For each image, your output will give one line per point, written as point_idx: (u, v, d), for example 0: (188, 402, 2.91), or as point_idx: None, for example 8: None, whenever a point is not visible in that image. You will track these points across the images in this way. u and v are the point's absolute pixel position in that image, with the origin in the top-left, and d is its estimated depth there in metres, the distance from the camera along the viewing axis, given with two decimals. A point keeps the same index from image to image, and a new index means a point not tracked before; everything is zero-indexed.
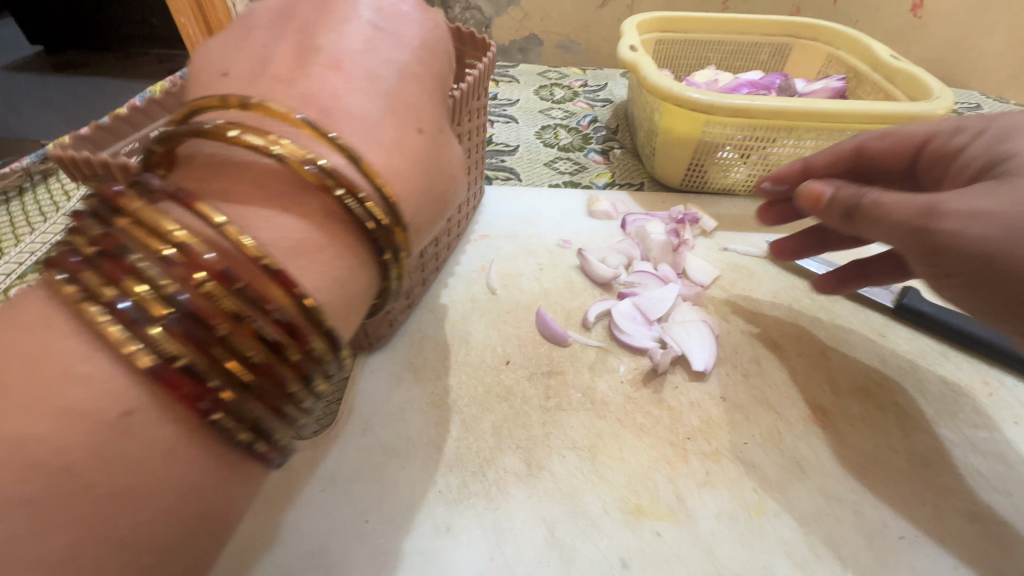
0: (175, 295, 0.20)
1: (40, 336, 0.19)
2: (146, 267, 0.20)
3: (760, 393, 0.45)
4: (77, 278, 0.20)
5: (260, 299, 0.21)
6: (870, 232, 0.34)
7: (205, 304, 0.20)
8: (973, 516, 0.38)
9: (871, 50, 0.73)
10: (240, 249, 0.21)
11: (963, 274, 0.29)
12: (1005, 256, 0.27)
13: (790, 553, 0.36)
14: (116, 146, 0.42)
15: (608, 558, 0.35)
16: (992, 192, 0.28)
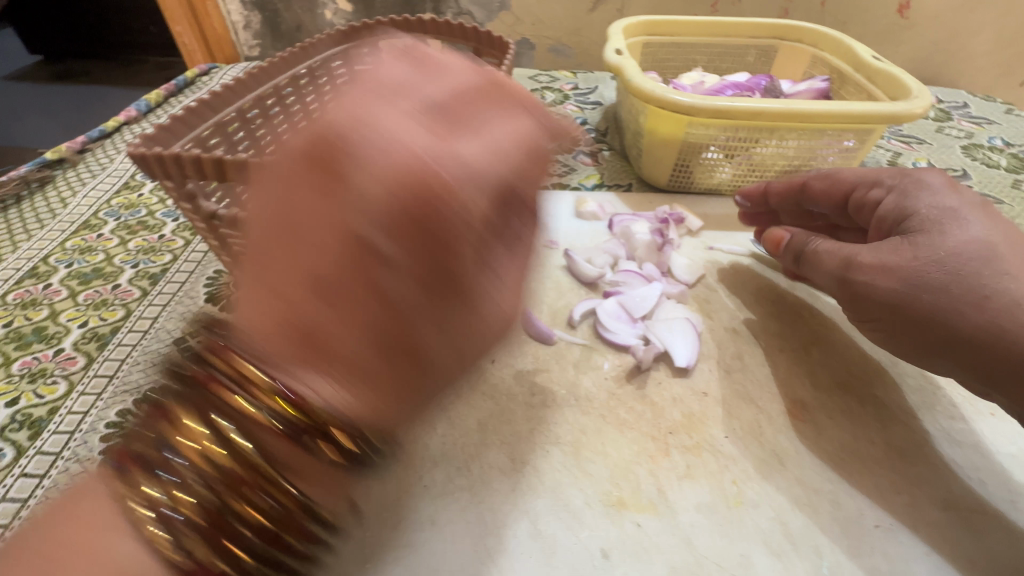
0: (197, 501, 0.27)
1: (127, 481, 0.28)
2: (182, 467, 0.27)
3: (742, 388, 0.46)
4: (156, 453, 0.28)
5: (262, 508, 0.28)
6: (812, 272, 0.46)
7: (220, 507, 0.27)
8: (947, 505, 0.39)
9: (854, 51, 0.74)
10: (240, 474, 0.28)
11: (878, 313, 0.41)
12: (905, 302, 0.39)
13: (767, 542, 0.37)
14: (175, 144, 0.45)
15: (589, 549, 0.36)
16: (896, 250, 0.40)
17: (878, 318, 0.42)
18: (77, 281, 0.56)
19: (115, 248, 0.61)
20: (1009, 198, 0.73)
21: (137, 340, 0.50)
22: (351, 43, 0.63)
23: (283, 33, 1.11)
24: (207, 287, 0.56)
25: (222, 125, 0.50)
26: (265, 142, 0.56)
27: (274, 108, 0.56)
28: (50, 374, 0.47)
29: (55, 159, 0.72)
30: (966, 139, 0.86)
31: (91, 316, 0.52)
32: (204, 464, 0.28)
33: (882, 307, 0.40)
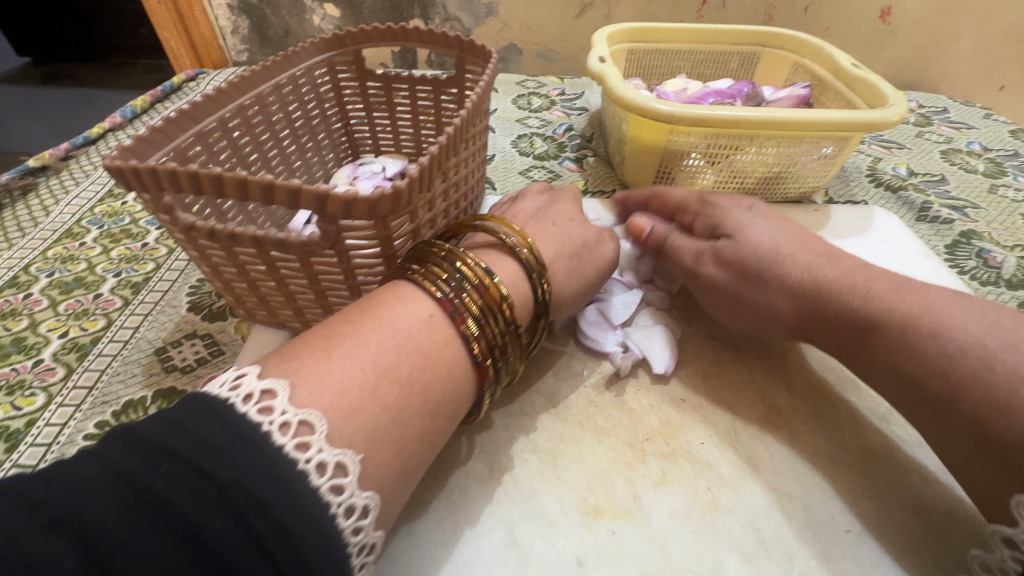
0: (446, 293, 0.36)
1: (405, 309, 0.35)
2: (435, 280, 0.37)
3: (718, 394, 0.47)
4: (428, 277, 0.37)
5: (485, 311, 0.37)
6: (668, 262, 0.53)
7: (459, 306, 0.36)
8: (915, 508, 0.40)
9: (834, 59, 0.75)
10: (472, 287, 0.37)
11: (717, 301, 0.50)
12: (742, 294, 0.48)
13: (740, 548, 0.37)
14: (153, 156, 0.45)
15: (565, 557, 0.36)
16: (740, 252, 0.48)
17: (720, 305, 0.50)
18: (58, 290, 0.56)
19: (97, 257, 0.60)
20: (986, 202, 0.75)
21: (117, 350, 0.50)
22: (334, 51, 0.63)
23: (270, 39, 1.11)
24: (190, 296, 0.56)
25: (203, 135, 0.50)
26: (247, 150, 0.56)
27: (257, 117, 0.56)
28: (29, 386, 0.47)
29: (37, 166, 0.72)
30: (945, 144, 0.88)
31: (72, 326, 0.52)
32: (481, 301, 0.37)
33: (727, 300, 0.49)
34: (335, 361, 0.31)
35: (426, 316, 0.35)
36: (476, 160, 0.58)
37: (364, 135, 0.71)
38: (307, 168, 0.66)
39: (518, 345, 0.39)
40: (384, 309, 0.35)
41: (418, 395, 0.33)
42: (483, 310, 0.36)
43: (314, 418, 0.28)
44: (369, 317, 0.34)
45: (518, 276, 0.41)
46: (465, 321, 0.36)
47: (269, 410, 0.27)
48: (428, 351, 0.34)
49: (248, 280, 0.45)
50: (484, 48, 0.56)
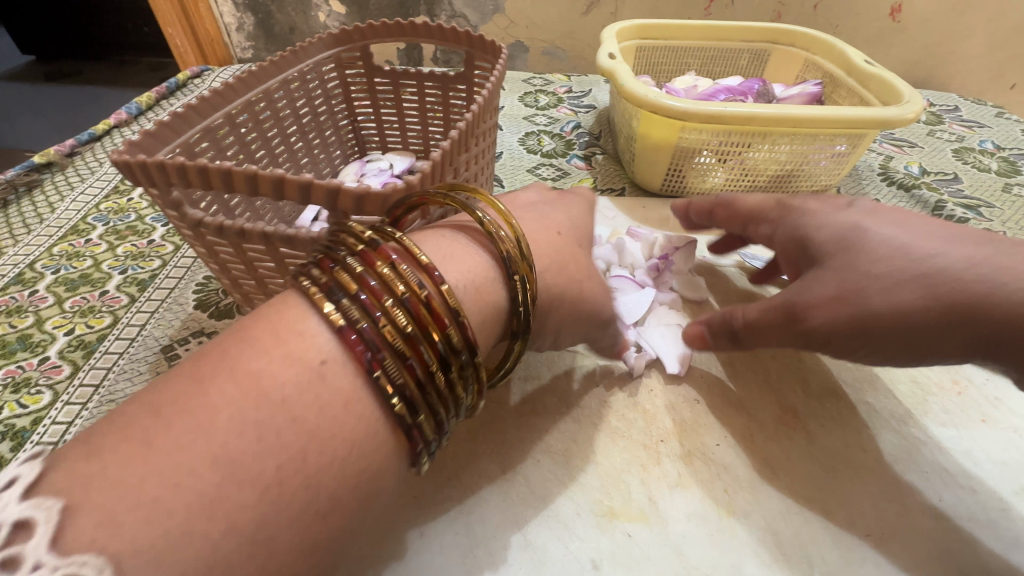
0: (355, 319, 0.27)
1: (302, 339, 0.27)
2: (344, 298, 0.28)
3: (732, 394, 0.46)
4: (335, 294, 0.28)
5: (411, 342, 0.28)
6: (758, 341, 0.42)
7: (375, 337, 0.27)
8: (937, 513, 0.39)
9: (846, 56, 0.74)
10: (395, 311, 0.28)
11: (847, 344, 0.39)
12: (871, 324, 0.37)
13: (758, 552, 0.37)
14: (161, 150, 0.44)
15: (580, 560, 0.36)
16: (823, 277, 0.39)
17: (851, 348, 0.39)
18: (64, 287, 0.56)
19: (103, 254, 0.60)
20: (1000, 202, 0.74)
21: (124, 348, 0.49)
22: (342, 46, 0.62)
23: (276, 36, 1.10)
24: (196, 294, 0.55)
25: (210, 130, 0.50)
26: (254, 146, 0.56)
27: (264, 112, 0.56)
28: (35, 384, 0.46)
29: (43, 162, 0.71)
30: (957, 143, 0.87)
31: (77, 324, 0.52)
32: (405, 328, 0.28)
33: (858, 338, 0.38)
34: (173, 440, 0.23)
35: (329, 365, 0.26)
36: (486, 158, 0.57)
37: (372, 131, 0.71)
38: (314, 164, 0.66)
39: (466, 378, 0.30)
40: (259, 356, 0.26)
41: (312, 471, 0.24)
42: (410, 337, 0.28)
43: (86, 571, 0.20)
44: (238, 370, 0.25)
45: (480, 276, 0.35)
46: (382, 361, 0.27)
47: (18, 564, 0.20)
48: (326, 409, 0.25)
49: (256, 277, 0.44)
50: (495, 44, 0.55)
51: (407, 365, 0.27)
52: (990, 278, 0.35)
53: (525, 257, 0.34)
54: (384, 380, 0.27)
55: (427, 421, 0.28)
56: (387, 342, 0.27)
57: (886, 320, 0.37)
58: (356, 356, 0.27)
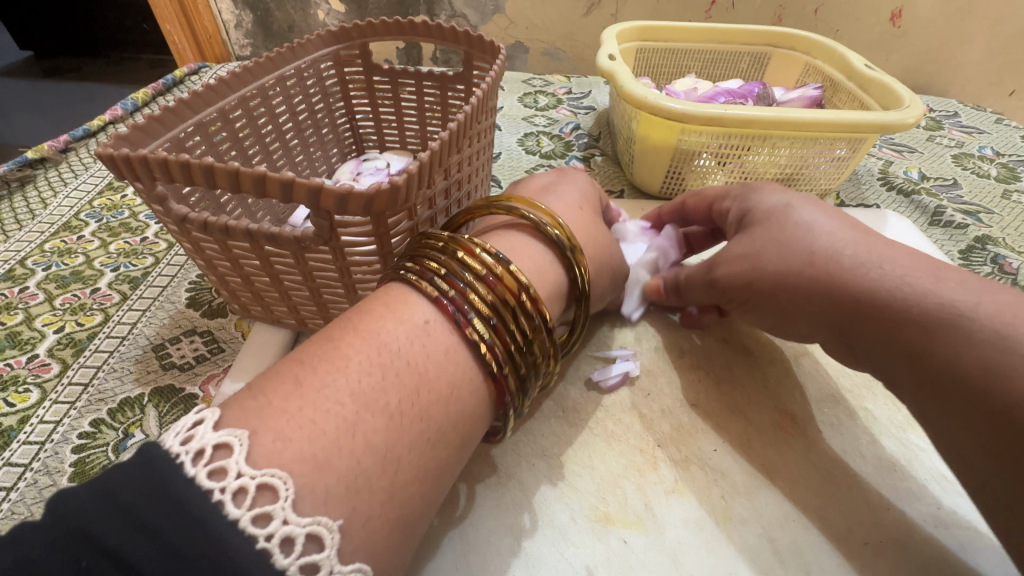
0: (449, 294, 0.32)
1: (408, 311, 0.32)
2: (436, 277, 0.33)
3: (730, 399, 0.45)
4: (429, 276, 0.33)
5: (498, 312, 0.33)
6: (692, 296, 0.47)
7: (467, 308, 0.32)
8: (936, 521, 0.39)
9: (846, 60, 0.74)
10: (481, 286, 0.33)
11: (746, 301, 0.43)
12: (757, 283, 0.41)
13: (754, 559, 0.36)
14: (150, 145, 0.44)
15: (574, 566, 0.35)
16: (737, 242, 0.43)
17: (749, 303, 0.43)
18: (54, 284, 0.55)
19: (95, 251, 0.59)
20: (999, 208, 0.73)
21: (114, 347, 0.49)
22: (340, 44, 0.62)
23: (274, 34, 1.10)
24: (189, 292, 0.54)
25: (202, 125, 0.49)
26: (248, 143, 0.55)
27: (259, 109, 0.55)
28: (22, 382, 0.46)
29: (37, 158, 0.71)
30: (956, 149, 0.86)
31: (68, 321, 0.51)
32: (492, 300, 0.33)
33: (753, 296, 0.42)
34: (321, 377, 0.28)
35: (432, 327, 0.32)
36: (483, 157, 0.57)
37: (369, 130, 0.70)
38: (310, 162, 0.65)
39: (546, 347, 0.35)
40: (378, 320, 0.31)
41: (419, 412, 0.29)
42: (496, 310, 0.33)
43: (279, 480, 0.24)
44: (365, 329, 0.30)
45: (543, 262, 0.39)
46: (474, 326, 0.32)
47: (223, 475, 0.23)
48: (432, 362, 0.31)
49: (242, 275, 0.43)
50: (492, 43, 0.55)
51: (496, 330, 0.32)
52: (920, 273, 0.35)
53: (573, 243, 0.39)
54: (477, 341, 0.32)
55: (512, 379, 0.33)
56: (477, 310, 0.32)
57: (767, 279, 0.40)
58: (454, 321, 0.32)
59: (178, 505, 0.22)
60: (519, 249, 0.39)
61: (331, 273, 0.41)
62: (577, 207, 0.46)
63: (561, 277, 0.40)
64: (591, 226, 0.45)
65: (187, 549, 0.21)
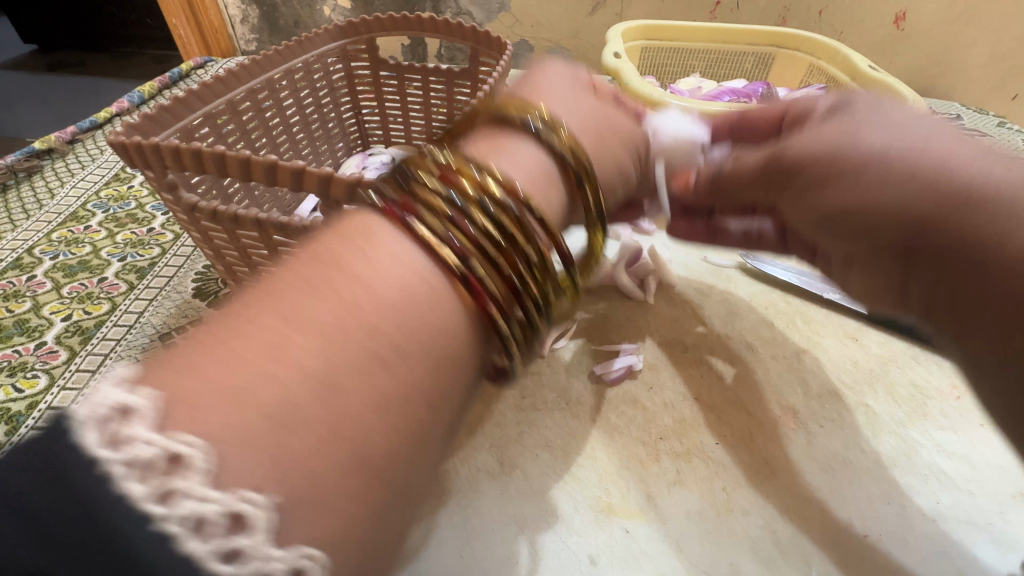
0: (414, 196, 0.27)
1: (364, 223, 0.27)
2: (396, 182, 0.28)
3: (732, 394, 0.46)
4: (388, 184, 0.28)
5: (471, 215, 0.27)
6: (736, 194, 0.39)
7: (436, 215, 0.26)
8: (935, 515, 0.39)
9: (850, 61, 0.74)
10: (453, 185, 0.28)
11: (811, 203, 0.35)
12: (834, 170, 0.34)
13: (756, 550, 0.37)
14: (159, 134, 0.44)
15: (577, 555, 0.35)
16: (813, 133, 0.36)
17: (819, 204, 0.35)
18: (62, 273, 0.55)
19: (102, 241, 0.59)
20: None
21: (122, 335, 0.49)
22: (348, 38, 0.62)
23: (280, 29, 1.10)
24: (196, 282, 0.55)
25: (212, 117, 0.49)
26: (256, 136, 0.56)
27: (267, 102, 0.56)
28: (30, 368, 0.46)
29: (44, 149, 0.71)
30: None
31: (75, 310, 0.51)
32: (465, 201, 0.27)
33: (831, 191, 0.34)
34: (288, 304, 0.23)
35: (405, 253, 0.26)
36: (487, 152, 0.57)
37: (375, 125, 0.71)
38: (315, 156, 0.66)
39: (546, 265, 0.29)
40: (349, 250, 0.25)
41: (389, 347, 0.23)
42: (469, 212, 0.27)
43: (194, 451, 0.18)
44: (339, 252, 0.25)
45: (533, 167, 0.33)
46: (462, 246, 0.26)
47: (127, 444, 0.18)
48: (416, 286, 0.25)
49: (249, 264, 0.44)
50: (500, 40, 0.55)
51: (489, 247, 0.27)
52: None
53: (570, 145, 0.34)
54: (463, 264, 0.26)
55: (512, 306, 0.27)
56: (464, 229, 0.27)
57: (858, 156, 0.33)
58: (434, 246, 0.26)
59: (66, 491, 0.18)
60: (510, 152, 0.33)
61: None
62: (590, 106, 0.40)
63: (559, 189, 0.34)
64: (602, 129, 0.40)
65: (71, 543, 0.17)
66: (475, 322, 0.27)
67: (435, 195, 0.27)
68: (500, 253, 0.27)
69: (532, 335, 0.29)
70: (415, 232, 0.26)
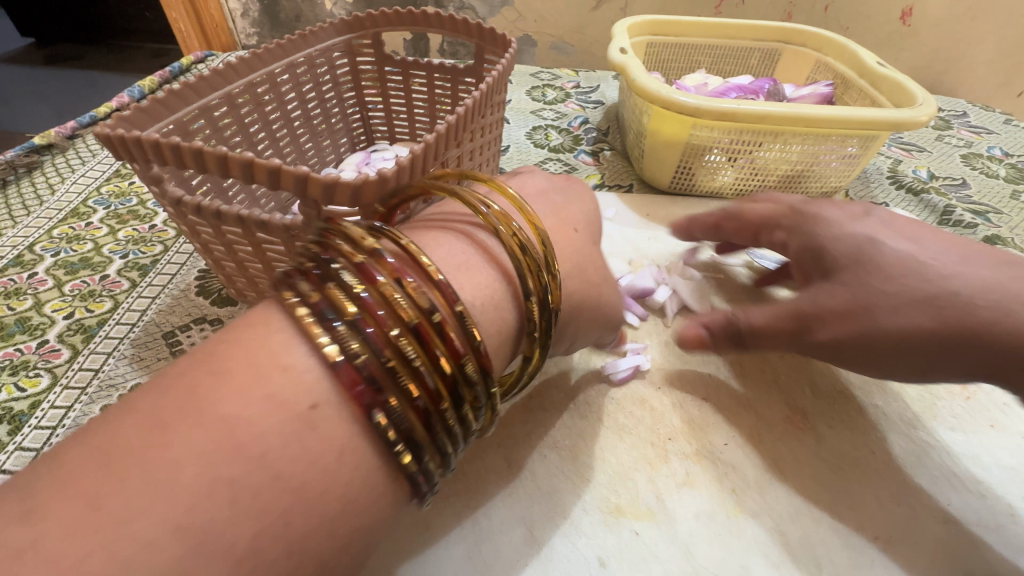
0: (361, 372, 0.24)
1: (242, 368, 0.24)
2: (361, 354, 0.24)
3: (739, 394, 0.46)
4: (367, 369, 0.24)
5: (389, 396, 0.25)
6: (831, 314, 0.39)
7: (380, 402, 0.24)
8: (946, 518, 0.39)
9: (859, 57, 0.74)
10: (378, 355, 0.25)
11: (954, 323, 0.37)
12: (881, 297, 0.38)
13: (766, 552, 0.36)
14: (153, 127, 0.43)
15: (587, 558, 0.35)
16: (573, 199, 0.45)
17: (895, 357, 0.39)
18: (63, 270, 0.55)
19: (104, 238, 0.59)
20: (1008, 208, 0.73)
21: (124, 333, 0.48)
22: (353, 33, 0.62)
23: (281, 23, 1.09)
24: (198, 279, 0.54)
25: (208, 109, 0.49)
26: (254, 129, 0.55)
27: (267, 96, 0.55)
28: (33, 367, 0.45)
29: (43, 144, 0.70)
30: (965, 148, 0.86)
31: (77, 307, 0.51)
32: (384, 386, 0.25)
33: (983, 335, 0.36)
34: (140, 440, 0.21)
35: (312, 370, 0.24)
36: (491, 147, 0.56)
37: (380, 121, 0.70)
38: (318, 153, 0.65)
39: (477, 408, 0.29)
40: (227, 387, 0.23)
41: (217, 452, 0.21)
42: (416, 369, 0.25)
43: None
44: (213, 371, 0.24)
45: (468, 268, 0.34)
46: (389, 390, 0.25)
47: None
48: (283, 396, 0.23)
49: (236, 261, 0.43)
50: (502, 35, 0.55)
51: (419, 375, 0.25)
52: None
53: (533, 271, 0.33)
54: (394, 400, 0.25)
55: (430, 463, 0.26)
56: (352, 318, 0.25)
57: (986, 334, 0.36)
58: (343, 362, 0.24)
59: None
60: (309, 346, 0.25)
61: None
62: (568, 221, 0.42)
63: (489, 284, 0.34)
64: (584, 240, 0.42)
65: None
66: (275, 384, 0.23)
67: (404, 321, 0.26)
68: (433, 420, 0.26)
69: (440, 474, 0.27)
70: (332, 333, 0.25)
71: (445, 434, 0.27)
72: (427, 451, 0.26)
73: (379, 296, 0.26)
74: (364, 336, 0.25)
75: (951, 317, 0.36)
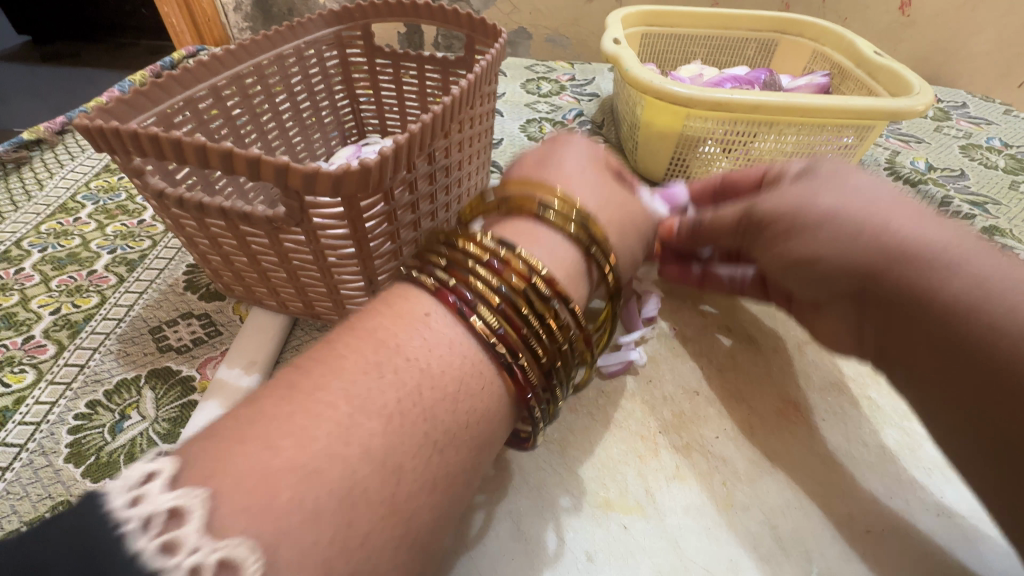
0: (485, 314, 0.31)
1: (388, 326, 0.31)
2: (481, 303, 0.31)
3: (732, 386, 0.45)
4: (485, 313, 0.31)
5: (509, 331, 0.31)
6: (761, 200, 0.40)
7: (498, 336, 0.31)
8: (939, 510, 0.38)
9: (856, 47, 0.72)
10: (490, 301, 0.31)
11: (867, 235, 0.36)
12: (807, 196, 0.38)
13: (757, 545, 0.36)
14: (135, 120, 0.43)
15: (574, 551, 0.35)
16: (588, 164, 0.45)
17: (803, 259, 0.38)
18: (50, 266, 0.54)
19: (91, 233, 0.58)
20: (1006, 199, 0.72)
21: (111, 328, 0.48)
22: (342, 24, 0.61)
23: (273, 16, 1.07)
24: (186, 274, 0.54)
25: (193, 102, 0.48)
26: (241, 122, 0.54)
27: (255, 87, 0.55)
28: (18, 362, 0.45)
29: (32, 139, 0.69)
30: (964, 139, 0.85)
31: (64, 303, 0.50)
32: (503, 325, 0.31)
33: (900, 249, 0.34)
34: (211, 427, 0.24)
35: (445, 324, 0.31)
36: (482, 138, 0.56)
37: (371, 114, 0.69)
38: (308, 146, 0.65)
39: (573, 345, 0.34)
40: (393, 328, 0.30)
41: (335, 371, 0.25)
42: (522, 311, 0.32)
43: (243, 553, 0.21)
44: (378, 326, 0.31)
45: (538, 237, 0.37)
46: (475, 303, 0.31)
47: (176, 550, 0.20)
48: (424, 339, 0.30)
49: (221, 255, 0.43)
50: (491, 25, 0.54)
51: (507, 293, 0.32)
52: None
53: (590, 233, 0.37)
54: (486, 309, 0.31)
55: (533, 369, 0.32)
56: (466, 280, 0.32)
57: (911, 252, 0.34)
58: (465, 313, 0.31)
59: None
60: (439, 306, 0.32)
61: (309, 256, 0.40)
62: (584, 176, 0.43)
63: (563, 247, 0.37)
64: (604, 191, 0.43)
65: None
66: (418, 330, 0.31)
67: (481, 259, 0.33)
68: (543, 352, 0.32)
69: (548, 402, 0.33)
70: (434, 275, 0.33)
71: (538, 344, 0.32)
72: (527, 356, 0.31)
73: (465, 245, 0.34)
74: (475, 289, 0.32)
75: (876, 226, 0.35)
